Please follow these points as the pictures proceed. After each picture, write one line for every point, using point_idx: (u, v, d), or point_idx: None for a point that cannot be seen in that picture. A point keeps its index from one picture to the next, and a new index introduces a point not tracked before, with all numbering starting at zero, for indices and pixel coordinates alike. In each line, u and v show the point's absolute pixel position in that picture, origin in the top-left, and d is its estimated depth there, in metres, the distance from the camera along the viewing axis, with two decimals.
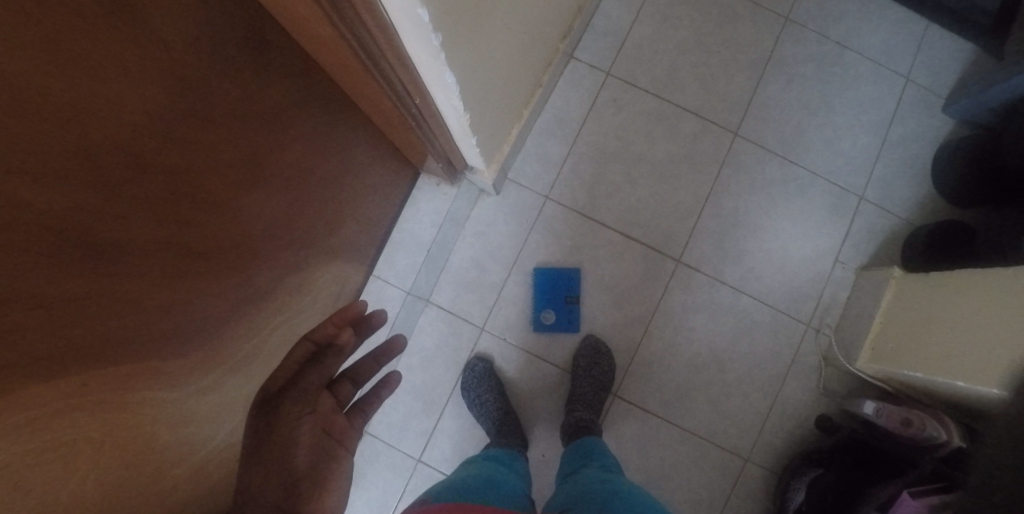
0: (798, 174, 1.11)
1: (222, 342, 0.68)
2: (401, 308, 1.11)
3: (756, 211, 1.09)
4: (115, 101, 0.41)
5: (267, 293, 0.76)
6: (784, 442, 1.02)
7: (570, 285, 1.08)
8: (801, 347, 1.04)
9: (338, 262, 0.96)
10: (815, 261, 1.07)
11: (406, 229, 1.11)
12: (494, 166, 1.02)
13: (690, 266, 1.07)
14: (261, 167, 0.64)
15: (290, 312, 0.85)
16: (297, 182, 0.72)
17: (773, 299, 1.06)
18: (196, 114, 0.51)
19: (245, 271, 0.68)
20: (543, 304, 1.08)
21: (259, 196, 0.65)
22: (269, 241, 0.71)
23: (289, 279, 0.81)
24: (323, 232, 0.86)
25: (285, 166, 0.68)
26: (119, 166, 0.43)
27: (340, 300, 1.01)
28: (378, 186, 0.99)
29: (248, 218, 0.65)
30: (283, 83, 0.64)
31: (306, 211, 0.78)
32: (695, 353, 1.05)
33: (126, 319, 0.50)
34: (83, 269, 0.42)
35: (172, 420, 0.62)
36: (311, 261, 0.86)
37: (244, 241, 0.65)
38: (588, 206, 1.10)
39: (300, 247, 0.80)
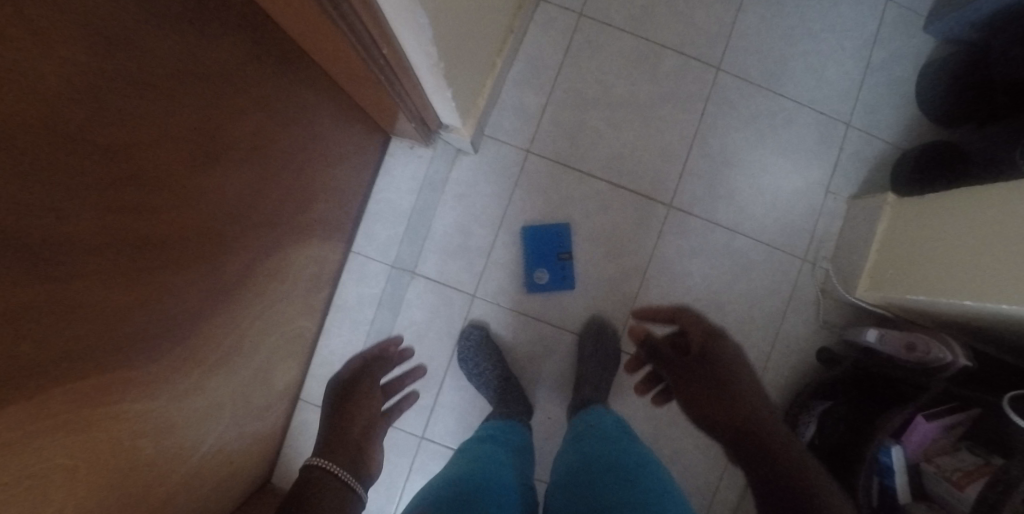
0: (785, 106, 1.07)
1: (196, 341, 0.62)
2: (387, 284, 1.05)
3: (745, 149, 1.06)
4: (35, 69, 0.34)
5: (241, 280, 0.70)
6: (786, 377, 1.03)
7: (561, 241, 1.04)
8: (798, 282, 1.04)
9: (312, 242, 0.89)
10: (806, 194, 1.06)
11: (383, 200, 1.04)
12: (470, 122, 0.95)
13: (683, 211, 1.04)
14: (220, 140, 0.56)
15: (267, 299, 0.78)
16: (261, 155, 0.65)
17: (767, 237, 1.04)
18: (139, 82, 0.43)
19: (213, 258, 0.61)
20: (535, 263, 1.03)
21: (221, 173, 0.58)
22: (234, 224, 0.64)
23: (264, 263, 0.75)
24: (294, 209, 0.79)
25: (244, 139, 0.61)
26: (48, 148, 0.36)
27: (319, 281, 0.95)
28: (347, 156, 0.91)
29: (211, 199, 0.57)
30: (235, 40, 0.56)
31: (274, 187, 0.71)
32: (694, 299, 1.03)
33: (83, 326, 0.43)
34: (19, 275, 0.36)
35: (152, 429, 0.56)
36: (284, 242, 0.79)
37: (209, 225, 0.58)
38: (573, 157, 1.05)
39: (270, 228, 0.73)
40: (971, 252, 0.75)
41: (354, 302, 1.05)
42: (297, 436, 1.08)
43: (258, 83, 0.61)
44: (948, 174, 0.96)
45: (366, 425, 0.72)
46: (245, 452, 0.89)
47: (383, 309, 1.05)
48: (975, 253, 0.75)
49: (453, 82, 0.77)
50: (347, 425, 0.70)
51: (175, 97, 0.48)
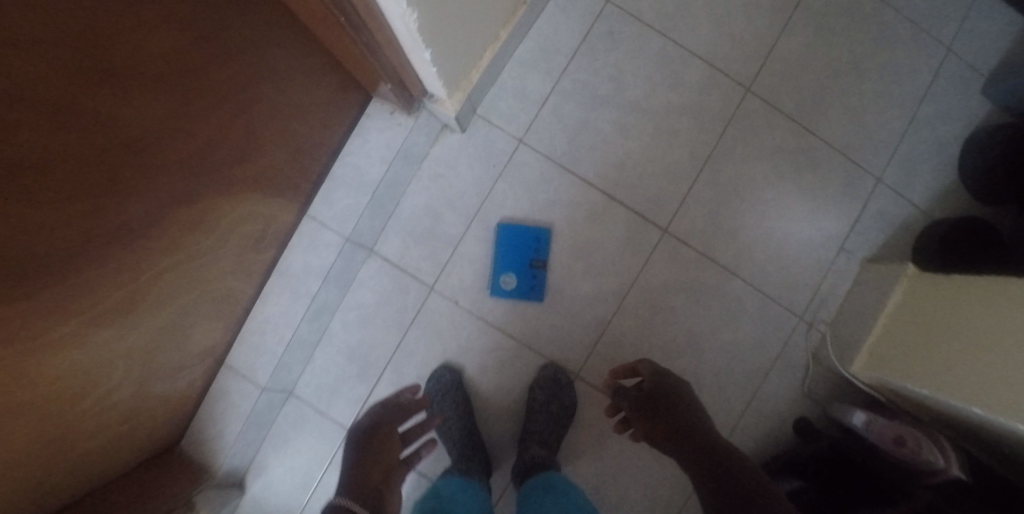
0: (814, 145, 0.96)
1: (56, 305, 0.48)
2: (338, 258, 0.93)
3: (760, 184, 0.94)
4: None
5: (155, 231, 0.58)
6: (755, 442, 0.93)
7: (538, 246, 0.93)
8: (789, 342, 0.93)
9: (249, 205, 0.75)
10: (818, 247, 0.95)
11: (352, 164, 0.92)
12: (457, 96, 0.84)
13: (678, 239, 0.92)
14: (136, 50, 0.46)
15: (175, 261, 0.65)
16: (195, 82, 0.55)
17: (766, 286, 0.93)
18: None
19: (116, 197, 0.50)
20: (503, 266, 0.93)
21: (138, 93, 0.48)
22: (146, 161, 0.52)
23: (192, 214, 0.64)
24: (240, 157, 0.68)
25: (164, 60, 0.49)
26: None
27: (260, 241, 0.84)
28: (303, 108, 0.77)
29: (119, 123, 0.47)
30: None
31: (212, 125, 0.60)
32: (672, 338, 0.92)
33: None
34: None
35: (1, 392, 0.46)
36: (205, 200, 0.65)
37: (113, 155, 0.48)
38: (569, 158, 0.94)
39: (205, 172, 0.63)
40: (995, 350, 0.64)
41: (299, 271, 0.93)
42: (212, 406, 0.95)
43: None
44: (972, 249, 0.87)
45: (386, 479, 0.70)
46: (141, 421, 0.78)
47: (330, 283, 0.93)
48: (999, 352, 0.63)
49: (434, 40, 0.65)
50: (368, 482, 0.68)
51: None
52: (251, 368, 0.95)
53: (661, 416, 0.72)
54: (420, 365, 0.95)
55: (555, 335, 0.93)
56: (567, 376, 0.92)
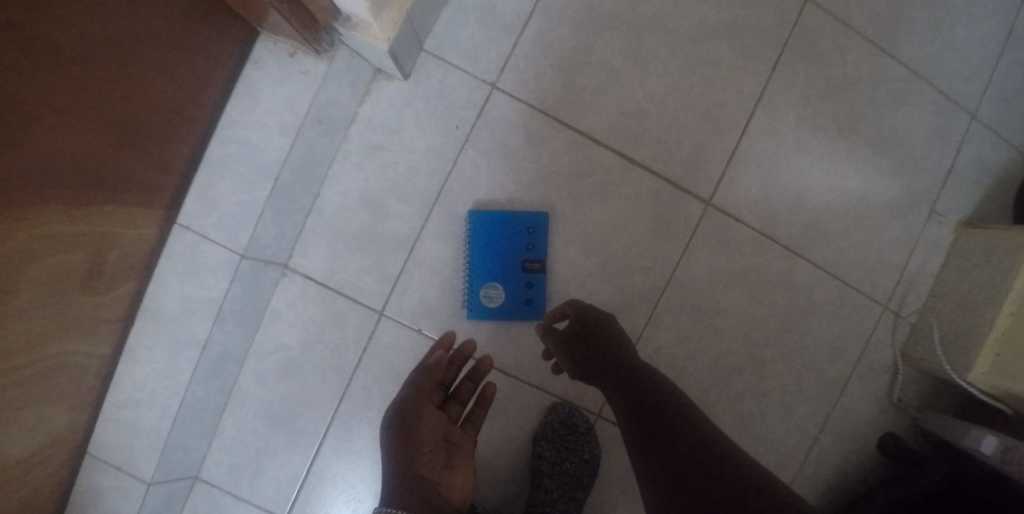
0: (892, 72, 0.70)
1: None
2: (234, 285, 0.61)
3: (828, 129, 0.68)
4: None
5: None
6: (835, 474, 0.70)
7: (530, 240, 0.64)
8: (872, 341, 0.70)
9: (7, 235, 0.38)
10: (903, 211, 0.70)
11: (240, 141, 0.60)
12: (390, 18, 0.53)
13: (727, 215, 0.66)
14: None
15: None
16: None
17: (841, 270, 0.69)
18: None
19: None
20: (483, 275, 0.64)
21: None
22: None
23: None
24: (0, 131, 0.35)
25: None
26: None
27: (101, 276, 0.52)
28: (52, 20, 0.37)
29: None
30: None
31: None
32: (725, 353, 0.67)
33: None
34: None
35: None
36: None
37: None
38: (566, 110, 0.64)
39: None
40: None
41: (176, 309, 0.61)
42: None
43: None
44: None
45: (441, 472, 0.54)
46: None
47: (227, 322, 0.62)
48: None
49: None
50: (418, 485, 0.52)
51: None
52: (128, 458, 0.62)
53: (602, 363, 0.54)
54: (375, 421, 0.67)
55: None
56: (585, 421, 0.66)
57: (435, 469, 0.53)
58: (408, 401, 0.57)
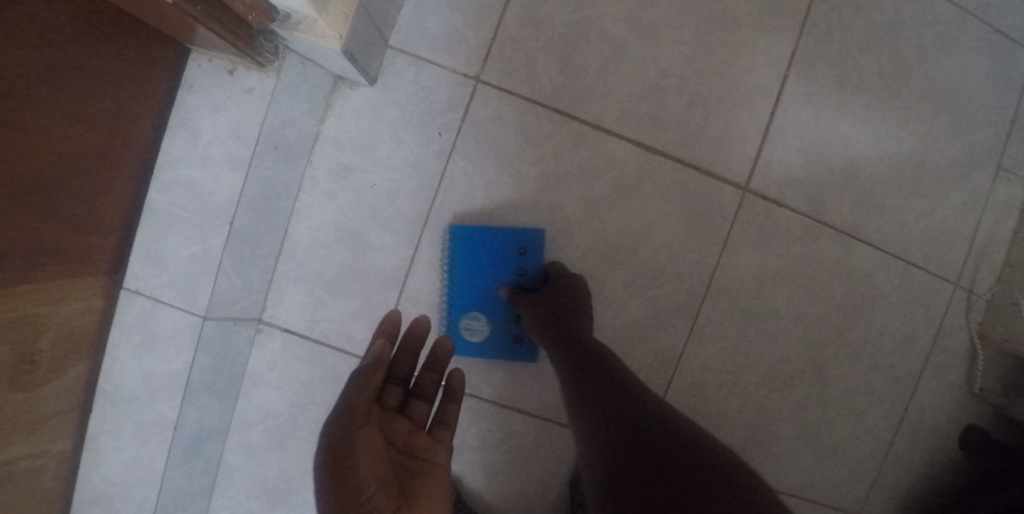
0: (943, 7, 0.60)
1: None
2: (202, 354, 0.51)
3: (873, 84, 0.58)
4: None
5: None
6: (916, 480, 0.61)
7: (524, 263, 0.55)
8: (945, 325, 0.60)
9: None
10: (966, 172, 0.61)
11: (183, 183, 0.50)
12: (340, 11, 0.42)
13: (767, 201, 0.56)
14: None
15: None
16: None
17: (903, 248, 0.59)
18: None
19: None
20: (466, 303, 0.55)
21: None
22: None
23: None
24: None
25: None
26: None
27: (39, 371, 0.43)
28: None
29: None
30: None
31: None
32: (780, 361, 0.58)
33: None
34: None
35: None
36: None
37: None
38: (566, 97, 0.54)
39: None
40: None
41: (136, 390, 0.51)
42: None
43: None
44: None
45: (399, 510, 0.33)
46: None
47: (199, 397, 0.52)
48: None
49: None
50: None
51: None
52: None
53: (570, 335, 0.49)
54: None
55: None
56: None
57: (392, 509, 0.33)
58: (337, 417, 0.38)
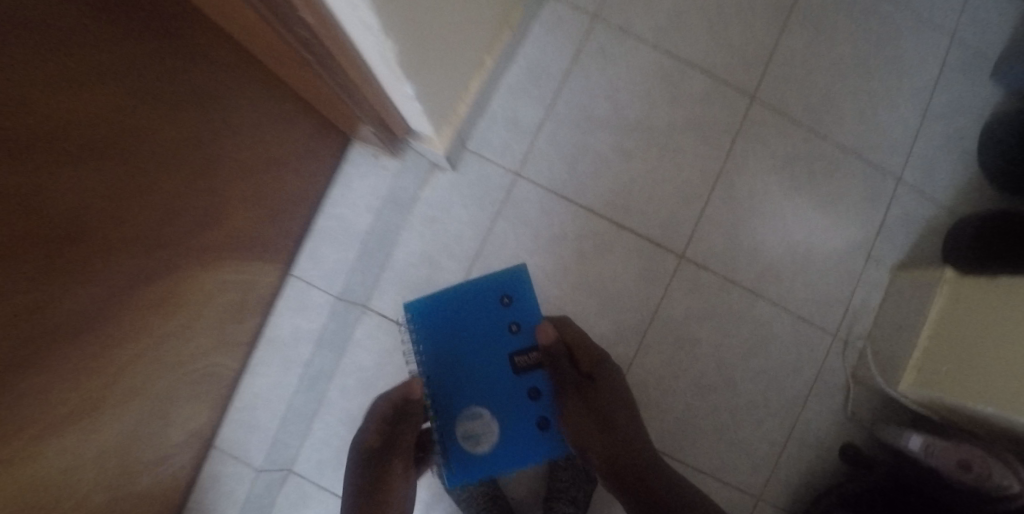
0: (827, 149, 0.91)
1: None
2: (330, 319, 0.87)
3: (774, 193, 0.89)
4: None
5: (116, 324, 0.50)
6: (802, 477, 0.85)
7: (510, 311, 0.78)
8: (825, 363, 0.86)
9: (166, 276, 0.56)
10: (844, 259, 0.88)
11: (337, 218, 0.86)
12: (448, 133, 0.77)
13: (696, 264, 0.87)
14: (73, 120, 0.37)
15: (80, 379, 0.48)
16: (153, 151, 0.47)
17: (795, 305, 0.87)
18: None
19: (71, 290, 0.43)
20: (470, 395, 0.75)
21: (87, 167, 0.40)
22: (104, 249, 0.45)
23: (157, 291, 0.56)
24: (209, 218, 0.60)
25: (114, 137, 0.41)
26: None
27: (242, 307, 0.78)
28: (208, 136, 0.54)
29: (68, 210, 0.39)
30: None
31: (179, 195, 0.53)
32: (701, 374, 0.85)
33: None
34: None
35: None
36: (74, 290, 0.43)
37: (43, 254, 0.38)
38: (571, 186, 0.87)
39: (175, 242, 0.55)
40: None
41: (287, 334, 0.86)
42: (205, 493, 0.86)
43: (142, 58, 0.43)
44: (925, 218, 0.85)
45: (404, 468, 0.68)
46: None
47: (324, 348, 0.87)
48: None
49: (416, 73, 0.56)
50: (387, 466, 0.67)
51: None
52: (244, 449, 0.87)
53: (573, 394, 0.71)
54: None
55: None
56: None
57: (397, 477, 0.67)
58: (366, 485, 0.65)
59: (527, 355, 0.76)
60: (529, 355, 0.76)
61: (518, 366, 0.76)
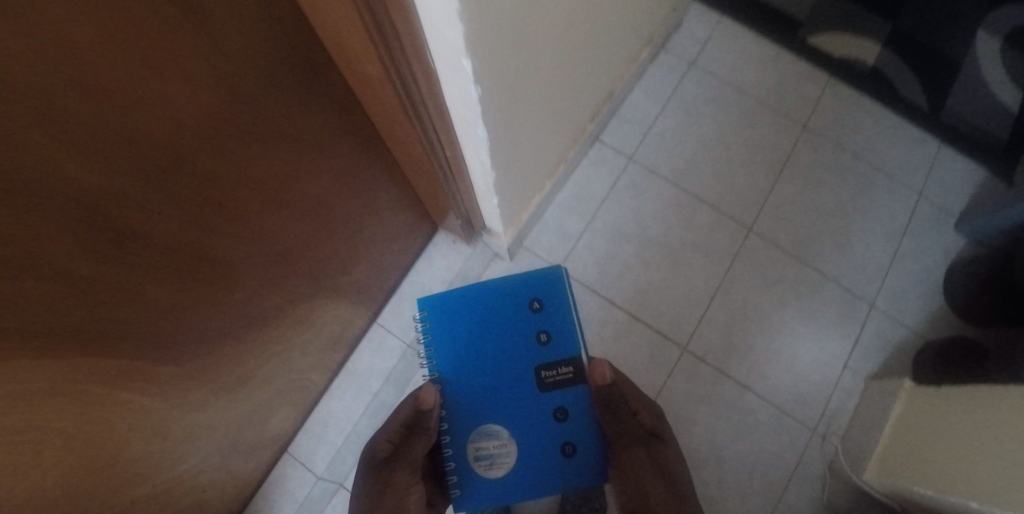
0: (811, 275, 1.12)
1: (88, 353, 0.50)
2: (399, 362, 1.09)
3: (765, 307, 1.10)
4: (160, 103, 0.42)
5: (265, 321, 0.76)
6: None
7: (536, 317, 0.78)
8: (805, 455, 1.01)
9: (301, 299, 0.82)
10: (824, 367, 1.06)
11: (418, 284, 1.13)
12: (511, 231, 1.07)
13: (696, 356, 1.08)
14: (289, 191, 0.65)
15: (235, 351, 0.73)
16: (319, 216, 0.75)
17: (780, 401, 1.04)
18: (241, 128, 0.52)
19: (250, 288, 0.69)
20: (486, 405, 0.76)
21: (284, 217, 0.67)
22: (274, 268, 0.71)
23: (293, 310, 0.81)
24: (336, 267, 0.87)
25: (303, 204, 0.69)
26: (148, 166, 0.44)
27: (338, 339, 1.01)
28: (354, 213, 0.83)
29: (266, 239, 0.66)
30: (339, 127, 0.68)
31: (323, 247, 0.80)
32: (693, 448, 1.03)
33: (122, 306, 0.51)
34: (78, 244, 0.42)
35: (138, 414, 0.63)
36: (238, 280, 0.66)
37: (242, 261, 0.64)
38: (600, 281, 1.13)
39: (313, 279, 0.82)
40: (1015, 454, 0.66)
41: (363, 371, 1.09)
42: (268, 491, 1.04)
43: (338, 165, 0.72)
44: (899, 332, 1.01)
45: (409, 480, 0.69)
46: (203, 503, 0.88)
47: (389, 385, 1.08)
48: (993, 445, 0.71)
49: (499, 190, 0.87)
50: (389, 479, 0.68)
51: (180, 57, 0.41)
52: (309, 458, 1.05)
53: (605, 417, 0.73)
54: None
55: None
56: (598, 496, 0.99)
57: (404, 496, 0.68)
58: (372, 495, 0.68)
59: (555, 370, 0.76)
60: (555, 370, 0.76)
61: (542, 380, 0.76)
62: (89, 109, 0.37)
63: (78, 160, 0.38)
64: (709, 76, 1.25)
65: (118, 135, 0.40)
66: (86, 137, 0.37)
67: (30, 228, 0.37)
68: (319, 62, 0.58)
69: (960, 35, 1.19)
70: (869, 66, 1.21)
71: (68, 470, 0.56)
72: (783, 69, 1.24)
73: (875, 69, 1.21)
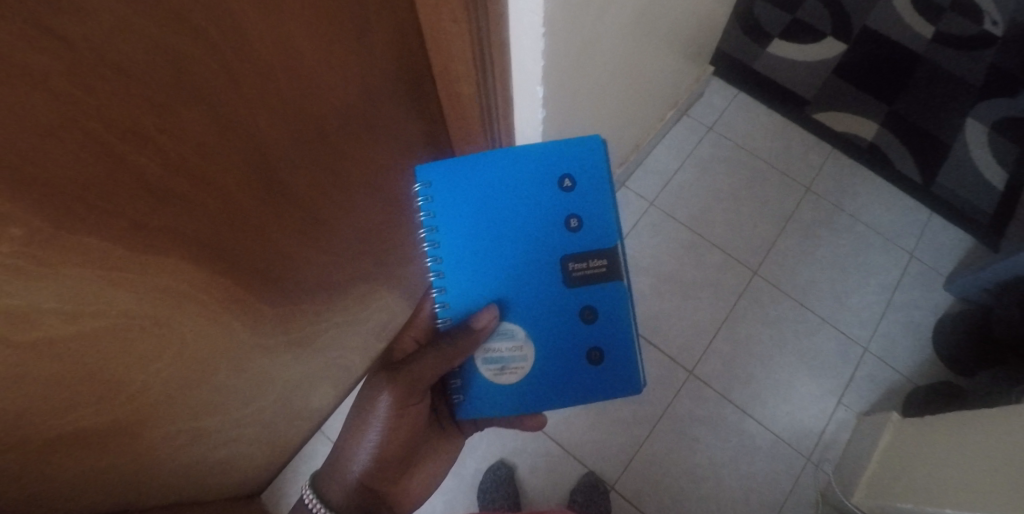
0: (808, 317, 1.24)
1: (230, 273, 0.65)
2: None
3: (767, 344, 1.23)
4: (320, 79, 0.58)
5: (335, 289, 0.89)
6: None
7: (570, 202, 0.75)
8: (800, 478, 1.13)
9: (365, 281, 0.95)
10: (816, 401, 1.18)
11: None
12: None
13: (702, 380, 1.21)
14: (379, 176, 0.81)
15: (306, 312, 0.86)
16: (394, 206, 0.90)
17: (776, 427, 1.16)
18: (364, 112, 0.68)
19: (334, 255, 0.83)
20: (512, 297, 0.76)
21: (372, 196, 0.82)
22: (355, 242, 0.86)
23: (357, 287, 0.94)
24: (397, 259, 1.01)
25: (387, 190, 0.85)
26: (298, 125, 0.60)
27: (385, 328, 1.14)
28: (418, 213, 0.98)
29: (357, 212, 0.81)
30: (424, 134, 0.83)
31: (391, 234, 0.94)
32: (695, 464, 1.15)
33: (256, 239, 0.66)
34: (244, 173, 0.57)
35: (229, 351, 0.75)
36: (329, 242, 0.80)
37: (336, 226, 0.79)
38: None
39: (377, 263, 0.95)
40: (982, 464, 0.74)
41: None
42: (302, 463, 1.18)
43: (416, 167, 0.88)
44: None
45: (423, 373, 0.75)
46: (250, 452, 0.99)
47: None
48: (965, 459, 0.78)
49: None
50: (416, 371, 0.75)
51: (339, 40, 0.57)
52: None
53: None
54: (477, 457, 1.19)
55: (599, 451, 1.17)
56: (602, 501, 1.11)
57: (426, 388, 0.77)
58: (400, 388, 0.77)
59: (585, 263, 0.75)
60: (586, 263, 0.75)
61: (571, 274, 0.75)
62: (281, 70, 0.52)
63: (263, 105, 0.53)
64: (724, 139, 1.42)
65: (291, 94, 0.56)
66: (271, 89, 0.53)
67: (222, 152, 0.52)
68: (425, 79, 0.73)
69: (949, 122, 1.37)
70: (868, 141, 1.37)
71: (171, 384, 0.67)
72: (790, 138, 1.41)
73: (873, 144, 1.37)
